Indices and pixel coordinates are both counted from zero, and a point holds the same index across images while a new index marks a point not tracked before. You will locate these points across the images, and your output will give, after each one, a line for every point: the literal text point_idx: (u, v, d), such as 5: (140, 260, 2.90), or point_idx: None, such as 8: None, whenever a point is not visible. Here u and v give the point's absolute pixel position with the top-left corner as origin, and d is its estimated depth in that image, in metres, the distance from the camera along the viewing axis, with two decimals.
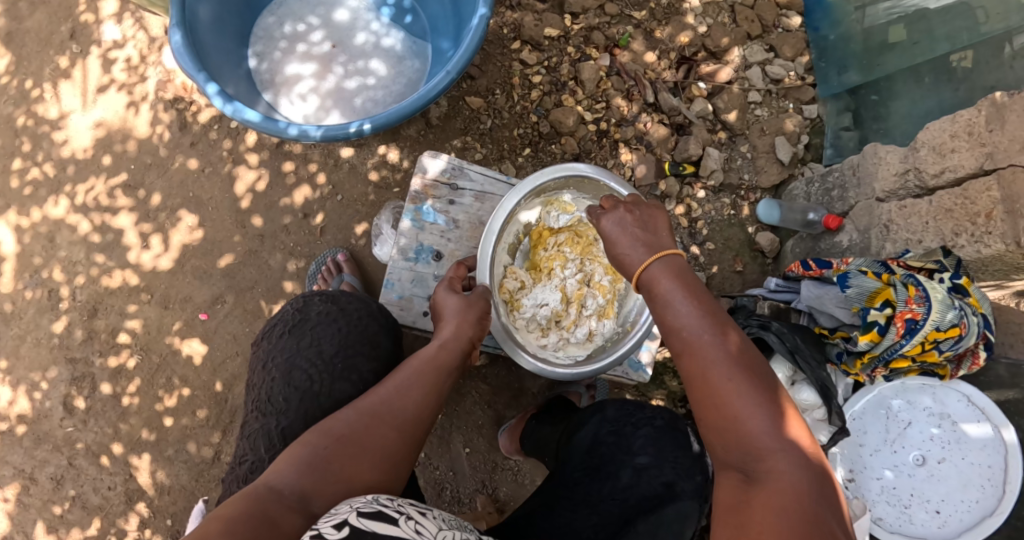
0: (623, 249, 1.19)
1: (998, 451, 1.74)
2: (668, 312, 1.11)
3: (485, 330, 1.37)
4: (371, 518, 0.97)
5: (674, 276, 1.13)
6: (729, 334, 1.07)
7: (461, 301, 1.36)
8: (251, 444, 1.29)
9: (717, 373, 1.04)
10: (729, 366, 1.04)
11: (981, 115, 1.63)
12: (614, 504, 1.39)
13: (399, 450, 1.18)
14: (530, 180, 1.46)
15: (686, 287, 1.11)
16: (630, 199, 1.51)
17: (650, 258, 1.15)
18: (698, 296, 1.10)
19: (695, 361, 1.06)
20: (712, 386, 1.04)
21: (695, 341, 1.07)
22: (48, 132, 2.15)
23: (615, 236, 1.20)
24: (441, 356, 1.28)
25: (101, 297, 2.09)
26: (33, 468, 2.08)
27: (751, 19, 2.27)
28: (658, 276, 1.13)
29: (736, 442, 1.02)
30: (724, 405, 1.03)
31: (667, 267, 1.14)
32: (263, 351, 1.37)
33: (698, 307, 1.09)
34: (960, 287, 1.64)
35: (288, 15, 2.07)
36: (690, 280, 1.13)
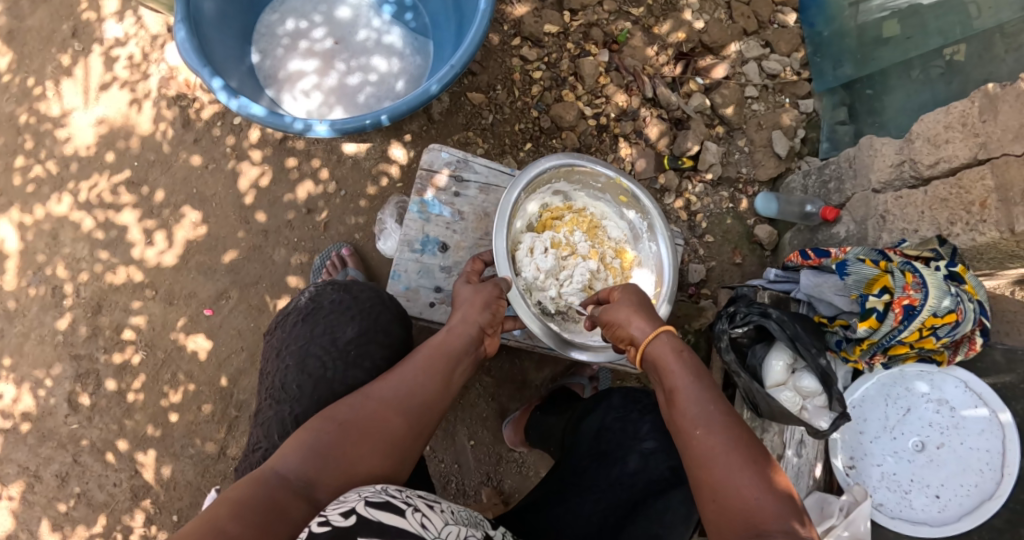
0: (633, 323, 1.27)
1: (996, 436, 1.77)
2: (676, 393, 1.18)
3: (501, 316, 1.36)
4: (379, 508, 0.99)
5: (680, 356, 1.21)
6: (732, 416, 1.14)
7: (472, 290, 1.36)
8: (265, 431, 1.30)
9: (723, 449, 1.09)
10: (732, 444, 1.10)
11: (974, 105, 1.67)
12: (620, 490, 1.40)
13: (404, 436, 1.19)
14: (526, 173, 1.47)
15: (690, 367, 1.20)
16: (619, 178, 1.55)
17: (656, 333, 1.24)
18: (703, 381, 1.18)
19: (702, 442, 1.11)
20: (718, 467, 1.08)
21: (700, 422, 1.13)
22: (50, 129, 2.15)
23: (629, 312, 1.29)
24: (449, 343, 1.29)
25: (105, 294, 2.10)
26: (38, 465, 2.08)
27: (746, 15, 2.32)
28: (664, 354, 1.22)
29: (739, 515, 1.04)
30: (729, 477, 1.07)
31: (673, 348, 1.22)
32: (277, 339, 1.39)
33: (705, 389, 1.17)
34: (956, 275, 1.65)
35: (290, 12, 2.09)
36: (693, 360, 1.21)
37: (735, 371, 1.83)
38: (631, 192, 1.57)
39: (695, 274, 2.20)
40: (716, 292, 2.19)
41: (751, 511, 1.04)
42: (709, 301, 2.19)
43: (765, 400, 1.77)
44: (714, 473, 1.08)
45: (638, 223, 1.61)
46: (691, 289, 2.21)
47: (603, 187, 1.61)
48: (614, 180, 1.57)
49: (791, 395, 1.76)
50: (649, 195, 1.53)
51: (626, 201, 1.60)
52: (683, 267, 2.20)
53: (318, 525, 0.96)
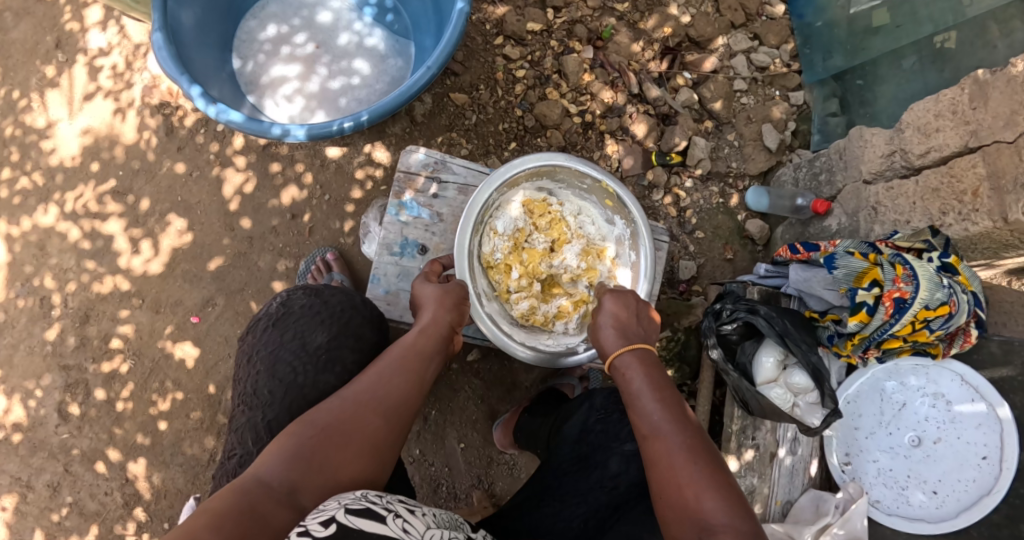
0: (602, 333, 1.27)
1: (993, 430, 1.73)
2: (635, 399, 1.18)
3: (464, 316, 1.37)
4: (359, 515, 0.96)
5: (645, 366, 1.21)
6: (686, 421, 1.14)
7: (439, 289, 1.36)
8: (239, 438, 1.29)
9: (675, 451, 1.10)
10: (684, 446, 1.10)
11: (964, 93, 1.62)
12: (602, 492, 1.40)
13: (384, 438, 1.17)
14: (501, 171, 1.46)
15: (652, 376, 1.20)
16: (604, 181, 1.52)
17: (623, 347, 1.24)
18: (664, 387, 1.18)
19: (655, 444, 1.12)
20: (670, 469, 1.08)
21: (653, 426, 1.13)
22: (36, 141, 2.16)
23: (602, 321, 1.29)
24: (421, 343, 1.28)
25: (92, 304, 2.10)
26: (29, 476, 2.09)
27: (733, 8, 2.28)
28: (629, 363, 1.22)
29: (689, 520, 1.04)
30: (678, 479, 1.07)
31: (637, 357, 1.22)
32: (247, 344, 1.38)
33: (660, 396, 1.16)
34: (948, 266, 1.63)
35: (271, 17, 2.08)
36: (654, 371, 1.21)
37: (725, 369, 1.81)
38: (617, 198, 1.53)
39: (685, 271, 2.17)
40: (707, 289, 2.16)
41: (697, 513, 1.04)
42: (699, 298, 2.15)
43: (754, 397, 1.75)
44: (664, 471, 1.09)
45: (622, 228, 1.57)
46: (681, 287, 2.18)
47: (589, 189, 1.58)
48: (599, 183, 1.53)
49: (782, 392, 1.73)
50: (634, 201, 1.49)
51: (612, 206, 1.56)
52: (673, 264, 2.18)
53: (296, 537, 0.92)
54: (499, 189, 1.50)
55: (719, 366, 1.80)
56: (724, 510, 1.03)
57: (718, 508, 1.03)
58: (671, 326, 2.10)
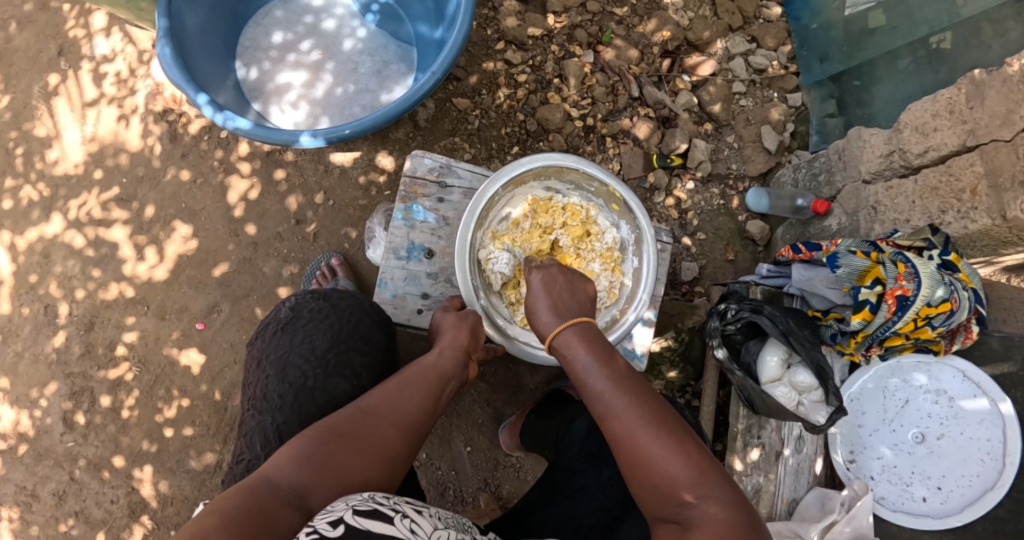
0: (536, 315, 1.24)
1: (996, 425, 1.75)
2: (582, 381, 1.16)
3: (480, 340, 1.42)
4: (367, 517, 0.97)
5: (587, 342, 1.18)
6: (639, 394, 1.12)
7: (456, 316, 1.40)
8: (248, 442, 1.29)
9: (634, 427, 1.09)
10: (644, 423, 1.09)
11: (960, 93, 1.65)
12: (613, 491, 1.42)
13: (398, 450, 1.18)
14: (507, 169, 1.49)
15: (595, 351, 1.17)
16: (611, 186, 1.52)
17: (561, 325, 1.20)
18: (609, 360, 1.16)
19: (617, 426, 1.10)
20: (635, 446, 1.08)
21: (608, 407, 1.12)
22: (40, 150, 2.17)
23: (535, 301, 1.25)
24: (440, 363, 1.31)
25: (98, 311, 2.11)
26: (35, 484, 2.08)
27: (731, 11, 2.30)
28: (569, 341, 1.19)
29: (664, 494, 1.06)
30: (648, 462, 1.07)
31: (579, 332, 1.19)
32: (257, 349, 1.38)
33: (607, 369, 1.15)
34: (949, 264, 1.64)
35: (274, 24, 2.09)
36: (600, 348, 1.18)
37: (730, 368, 1.81)
38: (623, 203, 1.54)
39: (687, 272, 2.19)
40: (709, 290, 2.18)
41: (674, 489, 1.05)
42: (702, 299, 2.17)
43: (759, 397, 1.75)
44: (631, 452, 1.09)
45: (627, 233, 1.58)
46: (684, 288, 2.20)
47: (596, 192, 1.58)
48: (607, 186, 1.54)
49: (786, 390, 1.74)
50: (641, 206, 1.50)
51: (618, 211, 1.57)
52: (675, 266, 2.20)
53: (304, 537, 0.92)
54: (506, 186, 1.52)
55: (724, 364, 1.81)
56: (703, 484, 1.04)
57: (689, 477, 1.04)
58: (674, 327, 2.10)
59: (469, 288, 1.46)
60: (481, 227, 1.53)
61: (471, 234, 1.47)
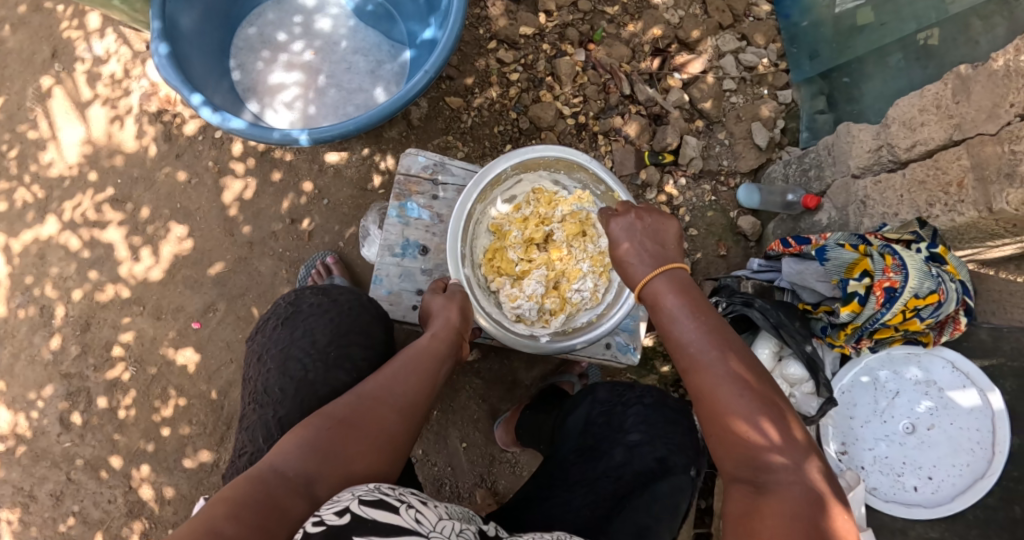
0: (628, 261, 1.24)
1: (985, 415, 1.77)
2: (670, 328, 1.16)
3: (472, 322, 1.41)
4: (374, 506, 0.98)
5: (679, 290, 1.18)
6: (734, 349, 1.12)
7: (445, 297, 1.40)
8: (250, 436, 1.30)
9: (721, 380, 1.09)
10: (731, 381, 1.09)
11: (946, 87, 1.67)
12: (608, 481, 1.42)
13: (398, 433, 1.19)
14: (522, 151, 1.52)
15: (688, 301, 1.16)
16: (615, 192, 1.54)
17: (656, 271, 1.20)
18: (699, 310, 1.16)
19: (704, 380, 1.11)
20: (720, 402, 1.09)
21: (694, 358, 1.12)
22: (34, 151, 2.18)
23: (623, 250, 1.25)
24: (434, 345, 1.31)
25: (94, 311, 2.11)
26: (32, 485, 2.09)
27: (721, 9, 2.33)
28: (660, 291, 1.19)
29: (738, 449, 1.06)
30: (731, 422, 1.08)
31: (671, 280, 1.19)
32: (258, 343, 1.40)
33: (700, 319, 1.14)
34: (936, 256, 1.67)
35: (267, 24, 2.11)
36: (695, 297, 1.18)
37: None
38: None
39: None
40: (701, 285, 2.20)
41: (749, 444, 1.06)
42: None
43: None
44: (716, 412, 1.09)
45: None
46: None
47: (601, 196, 1.61)
48: (612, 193, 1.57)
49: (778, 383, 1.77)
50: None
51: None
52: None
53: (310, 528, 0.95)
54: (515, 167, 1.56)
55: None
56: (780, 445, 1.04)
57: (774, 440, 1.04)
58: None
59: (455, 254, 1.49)
60: (482, 199, 1.58)
61: (471, 203, 1.51)
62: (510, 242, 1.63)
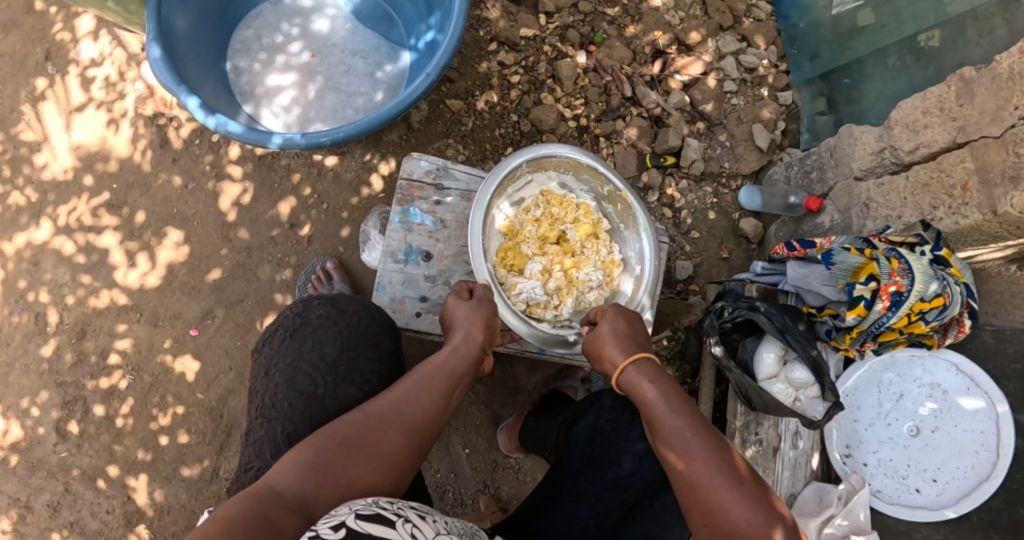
0: (606, 351, 1.28)
1: (989, 417, 1.78)
2: (650, 416, 1.19)
3: (494, 337, 1.38)
4: (370, 520, 0.96)
5: (652, 380, 1.22)
6: (708, 434, 1.14)
7: (470, 308, 1.36)
8: (258, 450, 1.29)
9: (700, 464, 1.10)
10: (709, 461, 1.10)
11: (950, 90, 1.67)
12: (615, 492, 1.43)
13: (402, 455, 1.18)
14: (533, 148, 1.52)
15: (661, 390, 1.20)
16: (624, 192, 1.55)
17: (629, 361, 1.25)
18: (673, 398, 1.19)
19: (686, 467, 1.11)
20: (698, 484, 1.09)
21: (675, 448, 1.14)
22: (26, 155, 2.14)
23: (603, 342, 1.30)
24: (452, 363, 1.28)
25: (89, 319, 2.08)
26: (28, 496, 2.05)
27: (721, 10, 2.32)
28: (637, 380, 1.23)
29: (724, 533, 1.06)
30: (712, 508, 1.08)
31: (644, 372, 1.23)
32: (264, 357, 1.37)
33: (676, 408, 1.17)
34: (941, 259, 1.66)
35: (264, 26, 2.08)
36: (667, 387, 1.21)
37: (726, 365, 1.81)
38: (631, 210, 1.56)
39: (682, 271, 2.20)
40: (704, 288, 2.18)
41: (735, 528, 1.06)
42: (697, 297, 2.18)
43: (756, 393, 1.76)
44: (697, 498, 1.10)
45: (631, 242, 1.60)
46: (679, 287, 2.20)
47: (609, 197, 1.61)
48: (619, 193, 1.57)
49: (783, 387, 1.75)
50: (648, 215, 1.53)
51: (626, 218, 1.60)
52: (669, 265, 2.20)
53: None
54: (529, 165, 1.55)
55: (722, 362, 1.81)
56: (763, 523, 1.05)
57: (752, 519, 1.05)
58: (671, 326, 2.13)
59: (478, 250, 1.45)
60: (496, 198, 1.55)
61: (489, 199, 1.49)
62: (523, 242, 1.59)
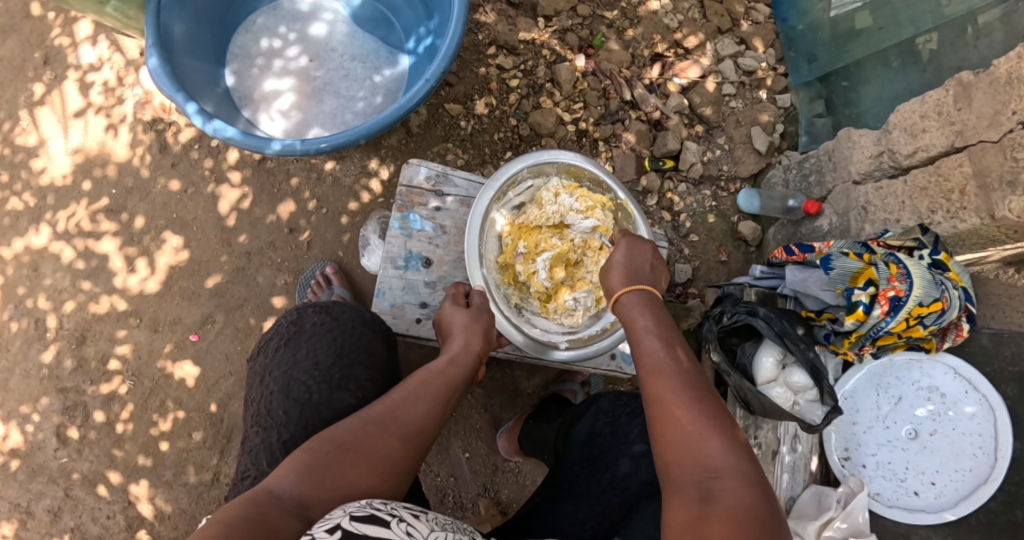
0: (609, 275, 1.31)
1: (987, 420, 1.78)
2: (638, 336, 1.21)
3: (490, 345, 1.39)
4: (364, 521, 0.96)
5: (649, 308, 1.24)
6: (690, 366, 1.15)
7: (468, 316, 1.39)
8: (253, 458, 1.29)
9: (677, 387, 1.11)
10: (688, 385, 1.11)
11: (948, 94, 1.68)
12: (613, 494, 1.42)
13: (400, 460, 1.17)
14: (536, 154, 1.54)
15: (658, 319, 1.22)
16: (623, 201, 1.55)
17: (631, 286, 1.27)
18: (668, 327, 1.21)
19: (659, 382, 1.13)
20: (673, 403, 1.09)
21: (656, 366, 1.15)
22: (25, 160, 2.13)
23: (612, 265, 1.32)
24: (449, 370, 1.30)
25: (89, 324, 2.08)
26: (29, 501, 2.06)
27: (720, 13, 2.32)
28: (634, 305, 1.25)
29: (686, 455, 1.04)
30: (680, 424, 1.07)
31: (644, 300, 1.25)
32: (259, 365, 1.38)
33: (665, 335, 1.19)
34: (939, 263, 1.66)
35: (263, 30, 2.08)
36: (661, 317, 1.23)
37: (725, 370, 1.82)
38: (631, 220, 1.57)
39: (681, 274, 2.21)
40: (703, 291, 2.20)
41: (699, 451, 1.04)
42: (696, 301, 2.19)
43: (755, 397, 1.77)
44: (667, 413, 1.09)
45: None
46: (678, 289, 2.22)
47: (610, 205, 1.62)
48: (620, 201, 1.57)
49: (782, 391, 1.75)
50: (647, 225, 1.53)
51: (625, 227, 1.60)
52: (668, 268, 2.21)
53: None
54: (529, 171, 1.57)
55: (720, 367, 1.82)
56: (728, 453, 1.03)
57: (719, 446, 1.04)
58: None
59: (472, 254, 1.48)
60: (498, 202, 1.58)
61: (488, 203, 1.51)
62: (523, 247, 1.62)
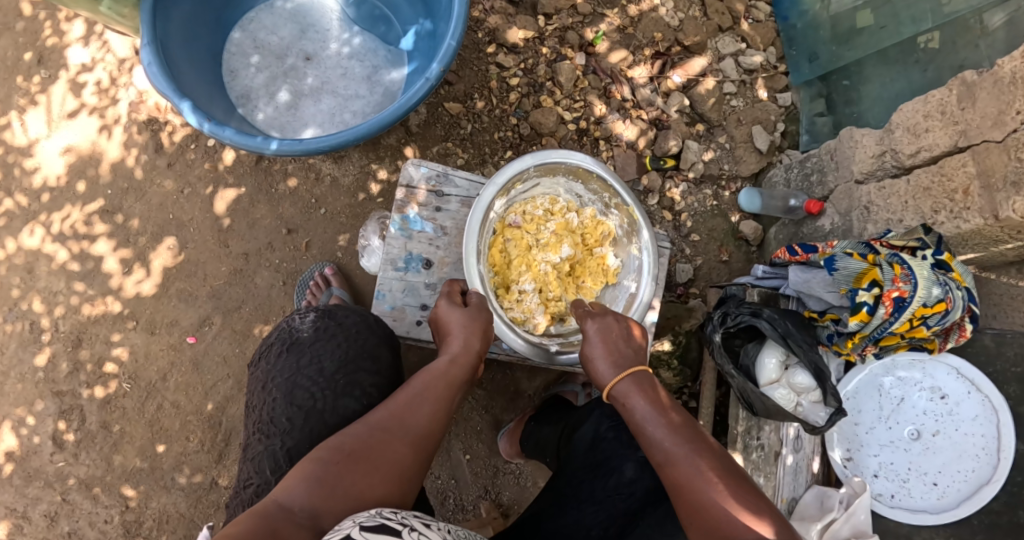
0: (594, 362, 1.29)
1: (990, 421, 1.78)
2: (638, 426, 1.20)
3: (491, 341, 1.37)
4: (374, 532, 0.94)
5: (643, 391, 1.23)
6: (695, 441, 1.15)
7: (467, 315, 1.34)
8: (256, 467, 1.27)
9: (689, 466, 1.12)
10: (698, 464, 1.11)
11: (952, 94, 1.67)
12: (618, 499, 1.40)
13: (410, 466, 1.16)
14: (543, 153, 1.49)
15: (656, 398, 1.21)
16: (630, 206, 1.52)
17: (620, 374, 1.25)
18: (666, 409, 1.20)
19: (669, 467, 1.13)
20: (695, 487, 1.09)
21: (662, 452, 1.15)
22: (17, 160, 2.10)
23: (595, 353, 1.30)
24: (452, 371, 1.27)
25: (84, 327, 2.06)
26: (25, 506, 2.03)
27: (721, 11, 2.29)
28: (629, 391, 1.23)
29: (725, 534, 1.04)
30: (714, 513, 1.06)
31: (636, 382, 1.24)
32: (262, 371, 1.36)
33: (664, 418, 1.18)
34: (942, 263, 1.64)
35: (259, 29, 2.04)
36: (659, 397, 1.22)
37: (727, 371, 1.81)
38: (637, 225, 1.54)
39: (682, 274, 2.20)
40: (704, 292, 2.19)
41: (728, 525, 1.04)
42: (697, 301, 2.18)
43: (758, 399, 1.75)
44: (694, 502, 1.08)
45: (633, 256, 1.57)
46: (679, 289, 2.21)
47: (615, 208, 1.58)
48: (625, 207, 1.54)
49: (785, 392, 1.74)
50: (653, 231, 1.50)
51: (630, 232, 1.57)
52: (670, 268, 2.20)
53: None
54: (536, 169, 1.52)
55: (723, 368, 1.81)
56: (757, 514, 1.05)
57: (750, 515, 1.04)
58: (672, 331, 2.14)
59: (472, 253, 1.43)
60: (500, 198, 1.53)
61: (492, 199, 1.45)
62: (524, 246, 1.59)
